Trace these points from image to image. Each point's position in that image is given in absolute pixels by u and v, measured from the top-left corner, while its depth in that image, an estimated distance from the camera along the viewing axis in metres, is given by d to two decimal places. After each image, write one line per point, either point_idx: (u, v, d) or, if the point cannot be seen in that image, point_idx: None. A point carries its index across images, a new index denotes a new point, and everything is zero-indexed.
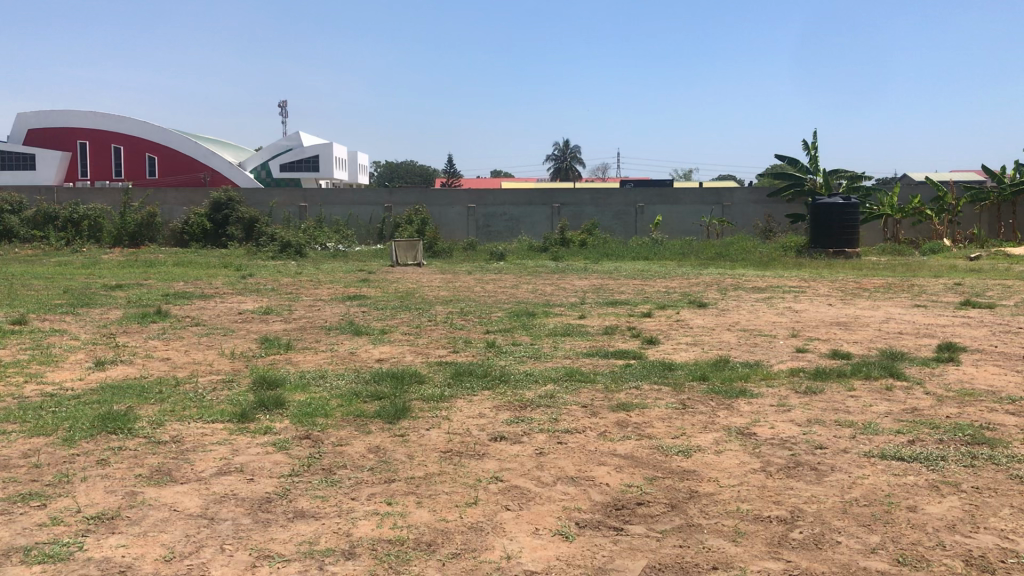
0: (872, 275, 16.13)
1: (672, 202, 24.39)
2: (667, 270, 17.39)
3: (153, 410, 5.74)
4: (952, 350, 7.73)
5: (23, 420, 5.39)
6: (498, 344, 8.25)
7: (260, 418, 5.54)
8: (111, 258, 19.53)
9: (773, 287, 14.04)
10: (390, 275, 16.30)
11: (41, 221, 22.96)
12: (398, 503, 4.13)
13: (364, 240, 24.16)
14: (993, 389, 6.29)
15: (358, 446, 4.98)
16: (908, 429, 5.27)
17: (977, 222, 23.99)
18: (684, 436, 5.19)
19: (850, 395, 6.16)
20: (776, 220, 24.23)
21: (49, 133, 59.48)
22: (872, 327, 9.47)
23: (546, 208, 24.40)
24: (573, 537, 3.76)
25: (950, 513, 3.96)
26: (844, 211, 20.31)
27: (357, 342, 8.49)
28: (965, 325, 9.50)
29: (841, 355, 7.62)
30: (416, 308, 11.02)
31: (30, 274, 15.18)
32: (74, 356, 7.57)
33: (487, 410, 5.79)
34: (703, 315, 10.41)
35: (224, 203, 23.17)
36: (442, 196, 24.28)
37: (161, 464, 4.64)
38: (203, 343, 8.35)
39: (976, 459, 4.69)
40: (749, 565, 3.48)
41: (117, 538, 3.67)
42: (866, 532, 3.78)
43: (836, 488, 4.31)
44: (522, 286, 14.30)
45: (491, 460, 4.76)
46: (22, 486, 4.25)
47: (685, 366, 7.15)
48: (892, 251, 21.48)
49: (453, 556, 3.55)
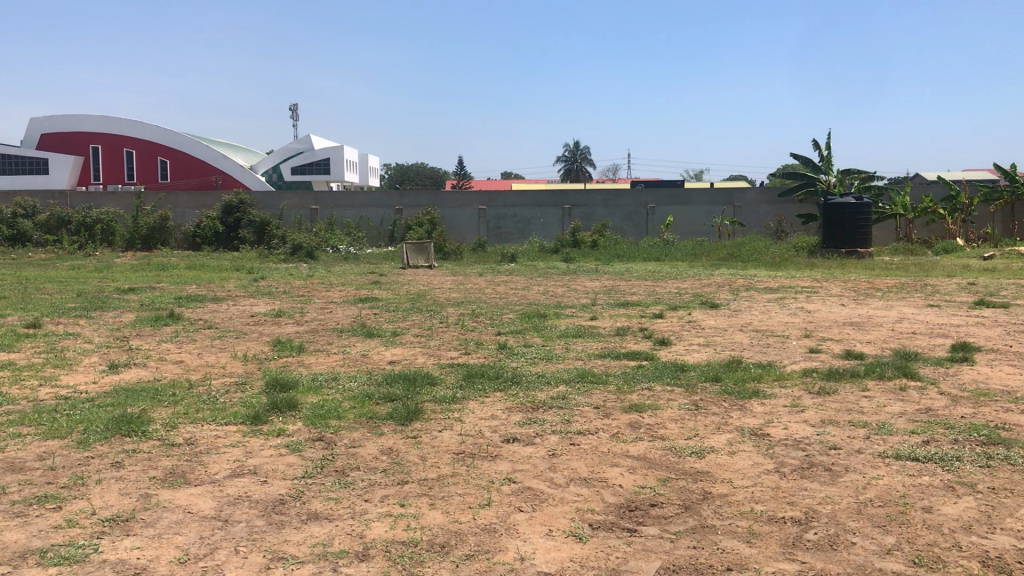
0: (886, 275, 16.03)
1: (682, 202, 24.37)
2: (678, 273, 16.85)
3: (166, 412, 5.77)
4: (966, 350, 7.68)
5: (38, 423, 5.44)
6: (510, 346, 8.28)
7: (273, 420, 5.57)
8: (123, 262, 19.57)
9: (786, 287, 13.92)
10: (402, 278, 16.41)
11: (54, 225, 23.14)
12: (412, 505, 4.14)
13: (375, 243, 24.26)
14: (1008, 389, 6.24)
15: (371, 448, 4.99)
16: (923, 429, 5.25)
17: (991, 221, 23.86)
18: (697, 437, 5.18)
19: (864, 396, 6.12)
20: (788, 220, 24.16)
21: (60, 137, 60.08)
22: (886, 326, 9.44)
23: (557, 209, 24.37)
24: (587, 538, 3.76)
25: (966, 513, 3.93)
26: (859, 210, 20.20)
27: (369, 343, 8.54)
28: (980, 325, 9.40)
29: (855, 355, 7.57)
30: (427, 310, 11.10)
31: (43, 278, 15.30)
32: (88, 359, 7.65)
33: (500, 411, 5.79)
34: (716, 317, 10.31)
35: (235, 206, 23.32)
36: (453, 198, 24.29)
37: (175, 466, 4.67)
38: (216, 346, 8.41)
39: (992, 459, 4.65)
40: (764, 566, 3.46)
41: (131, 540, 3.69)
42: (882, 532, 3.76)
43: (851, 488, 4.29)
44: (533, 288, 14.34)
45: (504, 462, 4.77)
46: (37, 488, 4.29)
47: (698, 367, 7.14)
48: (905, 251, 21.37)
49: (467, 557, 3.56)
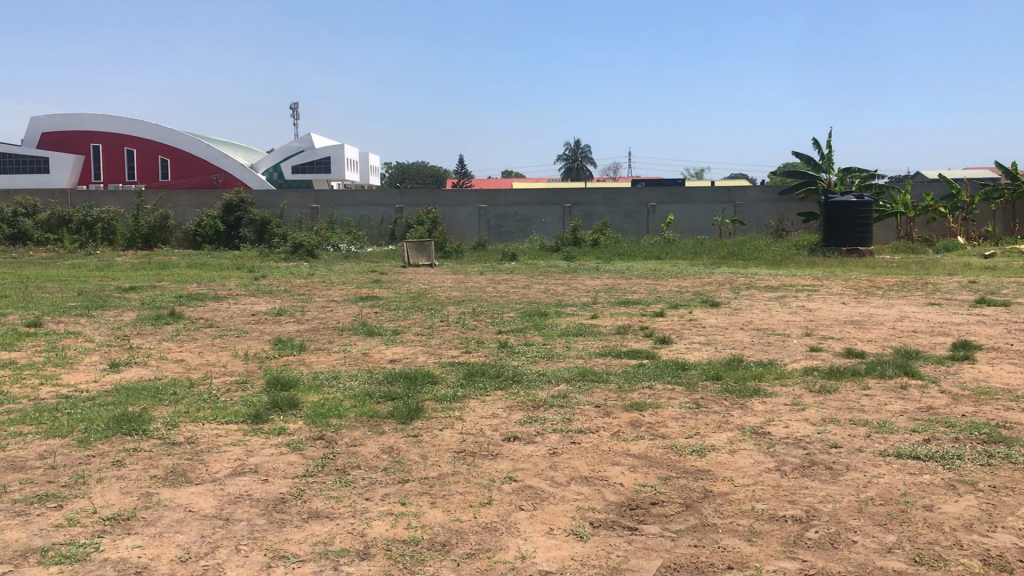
0: (886, 273, 16.06)
1: (683, 201, 24.37)
2: (679, 272, 16.85)
3: (167, 411, 5.78)
4: (967, 348, 7.68)
5: (39, 422, 5.45)
6: (511, 344, 8.28)
7: (273, 419, 5.58)
8: (124, 260, 19.58)
9: (786, 286, 13.91)
10: (402, 276, 16.42)
11: (54, 224, 23.16)
12: (412, 503, 4.15)
13: (375, 241, 24.26)
14: (1009, 387, 6.24)
15: (372, 447, 4.99)
16: (924, 427, 5.24)
17: (991, 219, 23.86)
18: (698, 436, 5.17)
19: (865, 394, 6.12)
20: (788, 218, 24.15)
21: (60, 136, 60.12)
22: (887, 325, 9.44)
23: (557, 207, 24.37)
24: (587, 537, 3.76)
25: (967, 512, 3.93)
26: (860, 208, 20.19)
27: (370, 342, 8.55)
28: (981, 323, 9.40)
29: (855, 353, 7.57)
30: (428, 308, 11.11)
31: (44, 276, 15.32)
32: (89, 358, 7.67)
33: (500, 410, 5.79)
34: (716, 316, 10.31)
35: (235, 204, 23.33)
36: (454, 197, 24.29)
37: (175, 465, 4.67)
38: (217, 344, 8.42)
39: (993, 458, 4.65)
40: (765, 564, 3.46)
41: (132, 538, 3.70)
42: (882, 531, 3.76)
43: (852, 487, 4.29)
44: (533, 286, 14.35)
45: (505, 460, 4.77)
46: (38, 487, 4.30)
47: (698, 365, 7.14)
48: (906, 249, 21.36)
49: (468, 556, 3.56)
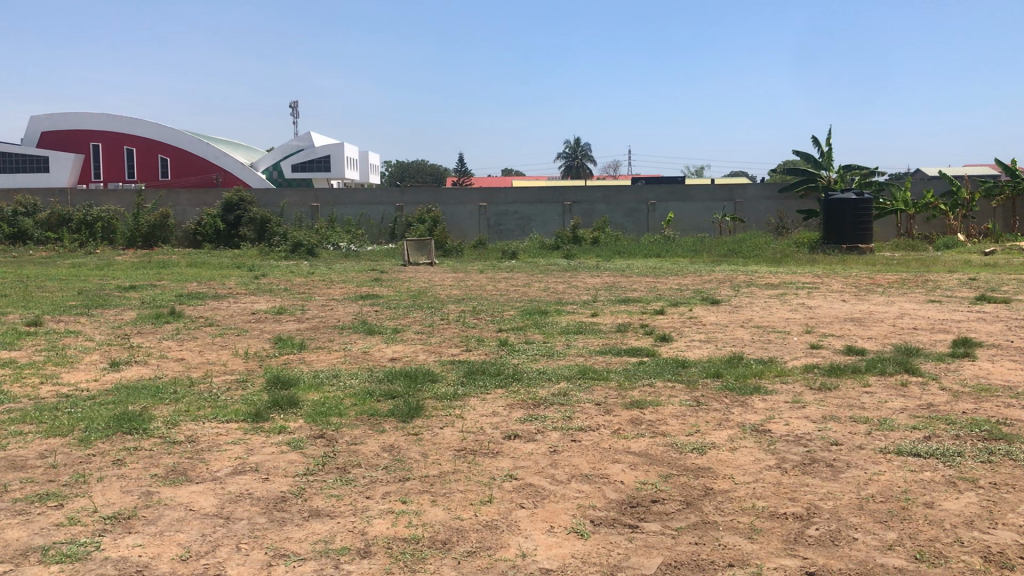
0: (886, 270, 16.04)
1: (683, 199, 24.34)
2: (680, 269, 16.83)
3: (167, 410, 5.78)
4: (967, 345, 7.67)
5: (40, 421, 5.45)
6: (511, 342, 8.27)
7: (274, 417, 5.57)
8: (123, 259, 19.58)
9: (786, 283, 13.89)
10: (402, 275, 16.41)
11: (54, 223, 23.15)
12: (413, 501, 4.14)
13: (375, 240, 24.25)
14: (1009, 384, 6.24)
15: (372, 445, 4.99)
16: (924, 424, 5.24)
17: (992, 216, 23.86)
18: (698, 433, 5.17)
19: (865, 392, 6.12)
20: (788, 216, 24.14)
21: (60, 135, 60.10)
22: (887, 322, 9.43)
23: (558, 205, 24.34)
24: (588, 535, 3.75)
25: (967, 509, 3.93)
26: (859, 206, 20.20)
27: (370, 341, 8.53)
28: (981, 320, 9.39)
29: (856, 351, 7.56)
30: (428, 307, 11.09)
31: (43, 275, 15.31)
32: (90, 357, 7.67)
33: (501, 408, 5.79)
34: (717, 313, 10.30)
35: (235, 203, 23.32)
36: (454, 195, 24.29)
37: (176, 464, 4.67)
38: (217, 343, 8.41)
39: (994, 455, 4.65)
40: (766, 562, 3.46)
41: (133, 538, 3.70)
42: (883, 528, 3.76)
43: (852, 484, 4.29)
44: (533, 284, 14.33)
45: (506, 458, 4.77)
46: (39, 486, 4.29)
47: (698, 363, 7.13)
48: (906, 246, 21.35)
49: (468, 554, 3.56)
